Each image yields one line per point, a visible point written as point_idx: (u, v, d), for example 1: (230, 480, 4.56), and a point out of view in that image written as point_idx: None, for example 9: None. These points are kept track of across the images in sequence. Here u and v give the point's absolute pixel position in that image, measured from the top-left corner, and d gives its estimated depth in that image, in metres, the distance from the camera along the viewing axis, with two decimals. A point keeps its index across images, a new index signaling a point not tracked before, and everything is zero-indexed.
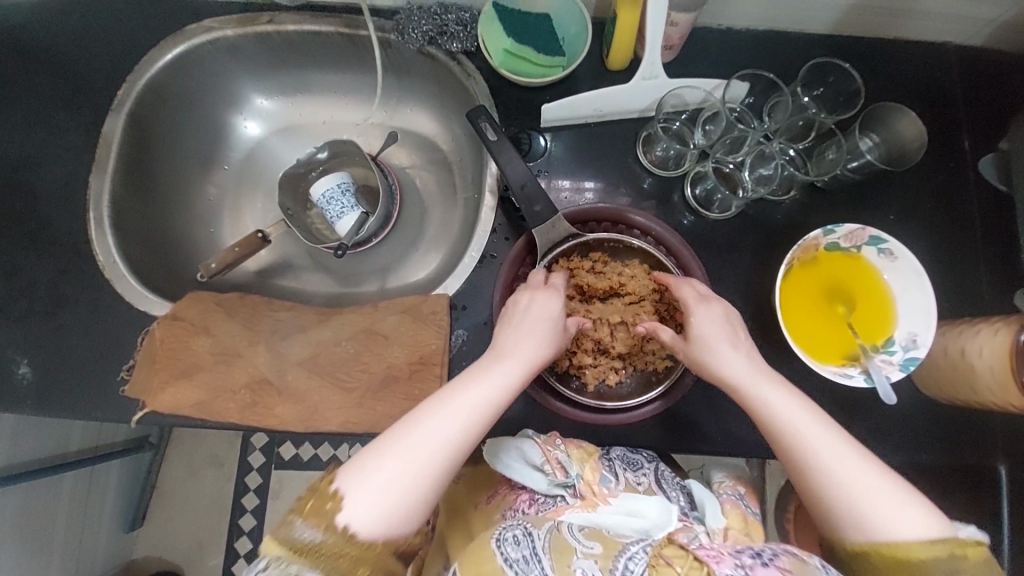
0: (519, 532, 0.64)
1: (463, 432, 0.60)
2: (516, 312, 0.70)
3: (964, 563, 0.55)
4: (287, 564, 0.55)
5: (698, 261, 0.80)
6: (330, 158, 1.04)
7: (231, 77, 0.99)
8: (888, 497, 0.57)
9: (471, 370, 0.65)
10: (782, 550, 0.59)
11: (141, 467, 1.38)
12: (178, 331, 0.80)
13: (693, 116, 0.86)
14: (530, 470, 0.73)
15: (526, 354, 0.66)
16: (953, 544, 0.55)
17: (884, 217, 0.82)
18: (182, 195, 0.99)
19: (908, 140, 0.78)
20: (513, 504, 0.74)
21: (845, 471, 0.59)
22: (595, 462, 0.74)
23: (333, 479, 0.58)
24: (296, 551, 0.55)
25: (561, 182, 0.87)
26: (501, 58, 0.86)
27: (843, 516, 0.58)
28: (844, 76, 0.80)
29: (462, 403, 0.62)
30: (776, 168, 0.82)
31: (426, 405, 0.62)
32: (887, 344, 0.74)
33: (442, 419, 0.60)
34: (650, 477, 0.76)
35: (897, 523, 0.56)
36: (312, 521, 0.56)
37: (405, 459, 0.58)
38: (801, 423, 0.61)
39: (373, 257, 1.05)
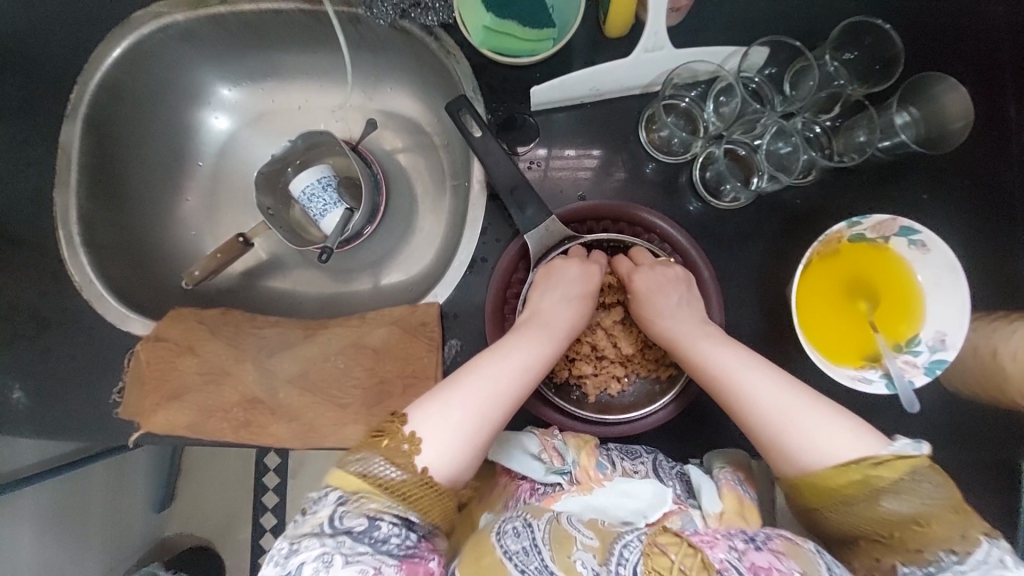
0: (519, 524, 0.61)
1: (522, 379, 0.63)
2: (559, 273, 0.71)
3: (883, 480, 0.54)
4: (366, 500, 0.54)
5: (707, 262, 0.74)
6: (308, 150, 0.96)
7: (192, 66, 0.91)
8: (813, 419, 0.58)
9: (520, 331, 0.67)
10: (776, 535, 0.60)
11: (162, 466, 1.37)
12: (163, 352, 0.78)
13: (705, 90, 0.77)
14: (526, 458, 0.70)
15: (574, 314, 0.70)
16: (865, 463, 0.55)
17: (918, 198, 0.73)
18: (157, 199, 0.93)
19: (952, 117, 0.68)
20: (515, 495, 0.70)
21: (779, 400, 0.60)
22: (591, 447, 0.71)
23: (406, 421, 0.59)
24: (376, 486, 0.55)
25: (557, 172, 0.79)
26: (483, 37, 0.75)
27: (770, 445, 0.59)
28: (882, 38, 0.70)
29: (519, 357, 0.64)
30: (796, 147, 0.73)
31: (483, 356, 0.64)
32: (911, 344, 0.69)
33: (500, 371, 0.63)
34: (648, 465, 0.73)
35: (830, 445, 0.56)
36: (392, 461, 0.56)
37: (468, 404, 0.60)
38: (731, 361, 0.63)
39: (363, 254, 0.99)
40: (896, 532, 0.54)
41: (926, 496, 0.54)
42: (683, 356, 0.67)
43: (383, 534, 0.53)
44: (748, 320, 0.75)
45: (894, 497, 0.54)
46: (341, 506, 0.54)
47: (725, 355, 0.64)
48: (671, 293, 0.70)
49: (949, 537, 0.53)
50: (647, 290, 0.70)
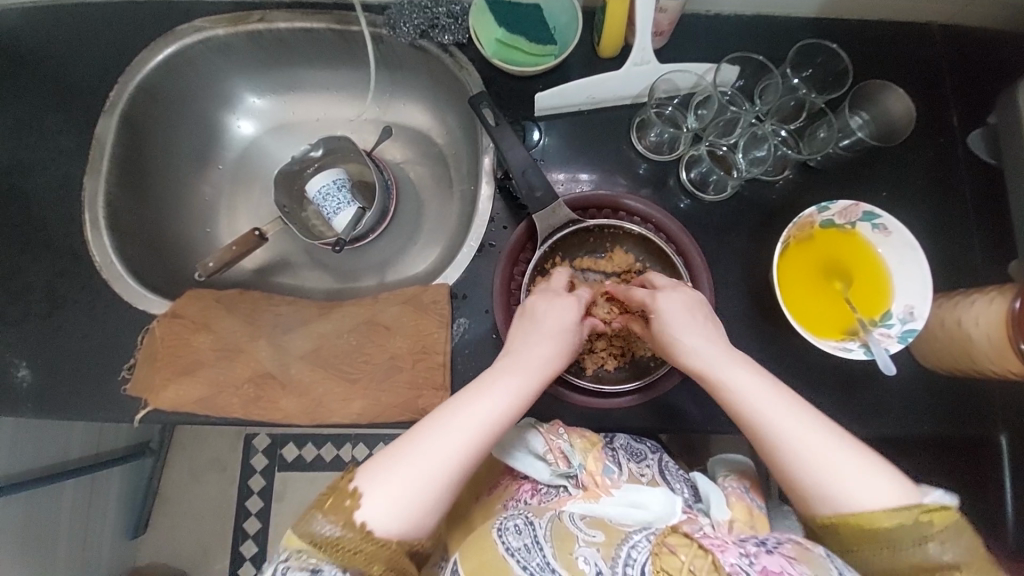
0: (521, 521, 0.65)
1: (471, 435, 0.62)
2: (538, 317, 0.72)
3: (931, 528, 0.56)
4: (308, 556, 0.56)
5: (697, 247, 0.81)
6: (325, 155, 1.04)
7: (224, 75, 0.99)
8: (846, 461, 0.60)
9: (490, 373, 0.68)
10: (786, 540, 0.60)
11: (142, 474, 1.36)
12: (179, 328, 0.80)
13: (686, 100, 0.87)
14: (532, 459, 0.73)
15: (537, 363, 0.68)
16: (918, 509, 0.57)
17: (875, 195, 0.84)
18: (177, 194, 0.99)
19: (896, 116, 0.79)
20: (516, 494, 0.74)
21: (811, 442, 0.61)
22: (598, 452, 0.74)
23: (353, 478, 0.60)
24: (316, 544, 0.57)
25: (555, 175, 0.87)
26: (494, 48, 0.87)
27: (812, 487, 0.60)
28: (832, 56, 0.82)
29: (473, 413, 0.63)
30: (770, 149, 0.83)
31: (439, 408, 0.64)
32: (884, 318, 0.75)
33: (464, 424, 0.62)
34: (654, 468, 0.77)
35: (865, 492, 0.58)
36: (331, 518, 0.58)
37: (419, 457, 0.60)
38: (757, 397, 0.64)
39: (372, 252, 1.04)
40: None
41: (963, 549, 0.56)
42: (715, 385, 0.67)
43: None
44: (736, 301, 0.82)
45: (939, 545, 0.56)
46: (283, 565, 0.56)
47: (754, 389, 0.64)
48: (691, 320, 0.70)
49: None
50: (674, 316, 0.70)
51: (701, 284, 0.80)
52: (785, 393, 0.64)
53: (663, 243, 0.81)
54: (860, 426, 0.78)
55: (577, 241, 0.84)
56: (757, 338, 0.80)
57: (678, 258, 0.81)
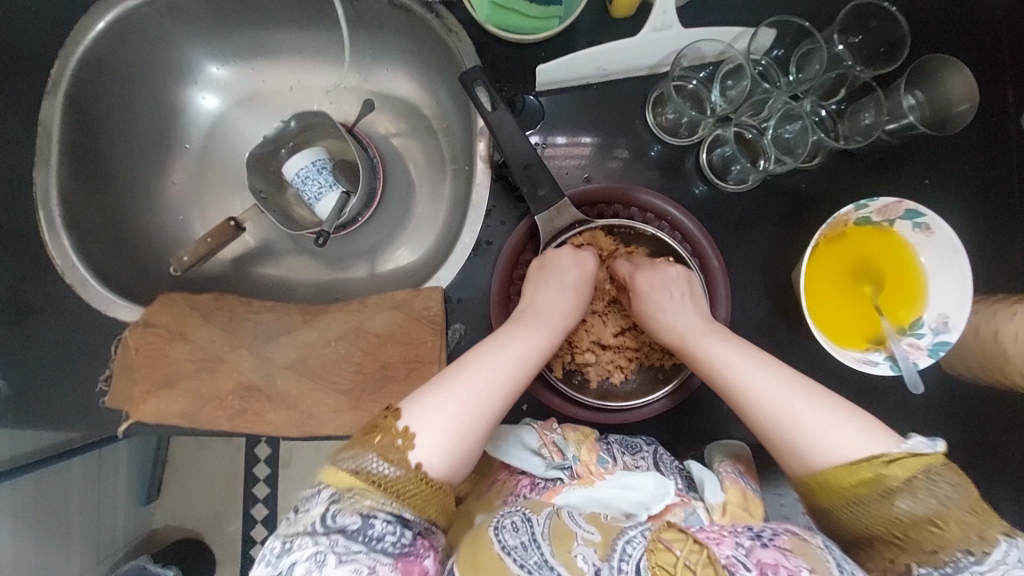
0: (518, 519, 0.60)
1: (516, 370, 0.62)
2: (554, 266, 0.70)
3: (895, 479, 0.52)
4: (359, 497, 0.52)
5: (716, 249, 0.73)
6: (301, 131, 0.93)
7: (178, 41, 0.87)
8: (824, 419, 0.56)
9: (513, 323, 0.66)
10: (783, 530, 0.57)
11: (147, 463, 1.35)
12: (154, 338, 0.75)
13: (712, 72, 0.75)
14: (526, 453, 0.70)
15: (568, 307, 0.69)
16: (878, 459, 0.52)
17: (917, 182, 0.74)
18: (144, 182, 0.90)
19: (955, 100, 0.69)
20: (514, 490, 0.70)
21: (784, 400, 0.58)
22: (592, 443, 0.71)
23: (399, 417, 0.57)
24: (370, 483, 0.53)
25: (555, 139, 0.78)
26: (488, 13, 0.74)
27: (783, 442, 0.57)
28: (888, 22, 0.70)
29: (515, 349, 0.63)
30: (803, 130, 0.73)
31: (479, 348, 0.63)
32: (914, 326, 0.69)
33: (502, 361, 0.62)
34: (649, 460, 0.72)
35: (836, 443, 0.55)
36: (385, 458, 0.54)
37: (468, 393, 0.59)
38: (734, 360, 0.62)
39: (360, 238, 0.96)
40: (909, 533, 0.51)
41: (940, 497, 0.50)
42: (691, 356, 0.66)
43: (378, 532, 0.51)
44: (753, 303, 0.75)
45: (910, 497, 0.51)
46: (332, 505, 0.52)
47: (730, 355, 0.62)
48: (675, 291, 0.69)
49: (965, 537, 0.50)
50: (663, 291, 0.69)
51: (716, 286, 0.73)
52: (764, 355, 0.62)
53: (677, 245, 0.73)
54: None
55: (589, 240, 0.75)
56: (773, 343, 0.75)
57: (693, 260, 0.73)
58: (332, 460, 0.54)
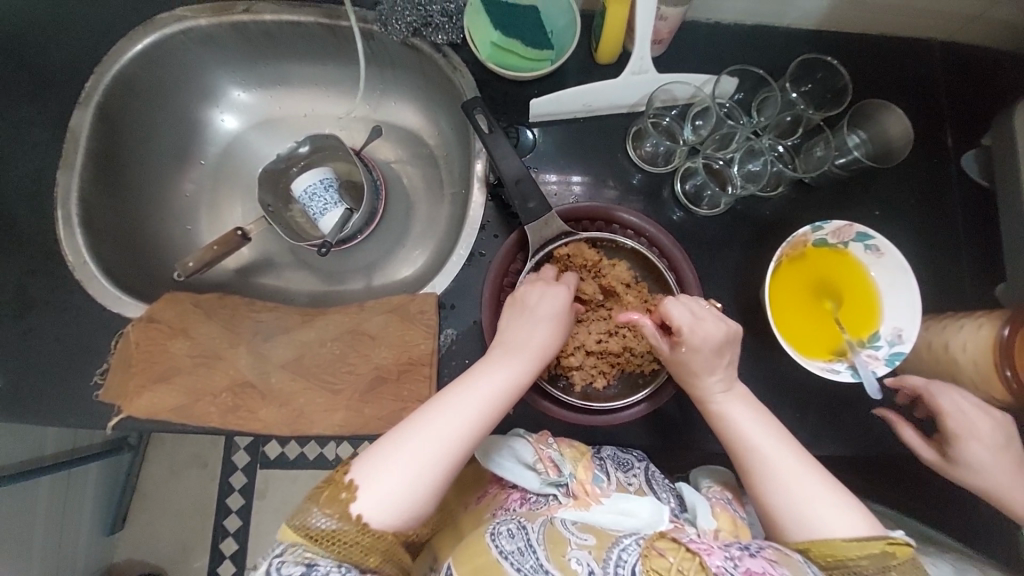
0: (514, 526, 0.63)
1: (470, 421, 0.61)
2: (526, 302, 0.71)
3: (893, 560, 0.55)
4: (303, 550, 0.54)
5: (690, 266, 0.80)
6: (312, 153, 1.00)
7: (206, 67, 0.95)
8: (824, 499, 0.59)
9: (475, 367, 0.66)
10: (768, 545, 0.59)
11: (120, 473, 1.32)
12: (155, 334, 0.78)
13: (684, 111, 0.85)
14: (521, 468, 0.72)
15: (531, 350, 0.68)
16: (884, 540, 0.56)
17: (868, 213, 0.83)
18: (158, 191, 0.96)
19: (893, 137, 0.78)
20: (505, 504, 0.72)
21: (793, 475, 0.61)
22: (587, 461, 0.73)
23: (348, 470, 0.58)
24: (312, 537, 0.55)
25: (548, 179, 0.86)
26: (489, 52, 0.84)
27: (787, 514, 0.60)
28: (831, 72, 0.81)
29: (470, 398, 0.62)
30: (764, 164, 0.83)
31: (436, 397, 0.63)
32: (872, 339, 0.75)
33: (464, 408, 0.61)
34: (641, 477, 0.74)
35: (834, 523, 0.58)
36: (326, 511, 0.56)
37: (418, 446, 0.59)
38: (753, 430, 0.65)
39: (359, 254, 1.01)
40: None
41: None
42: (708, 411, 0.68)
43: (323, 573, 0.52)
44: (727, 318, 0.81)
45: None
46: (279, 559, 0.54)
47: (747, 419, 0.66)
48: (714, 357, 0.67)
49: None
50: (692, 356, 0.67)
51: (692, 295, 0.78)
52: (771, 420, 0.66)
53: (655, 258, 0.79)
54: (845, 444, 0.78)
55: (573, 252, 0.79)
56: (747, 355, 0.80)
57: (670, 274, 0.79)
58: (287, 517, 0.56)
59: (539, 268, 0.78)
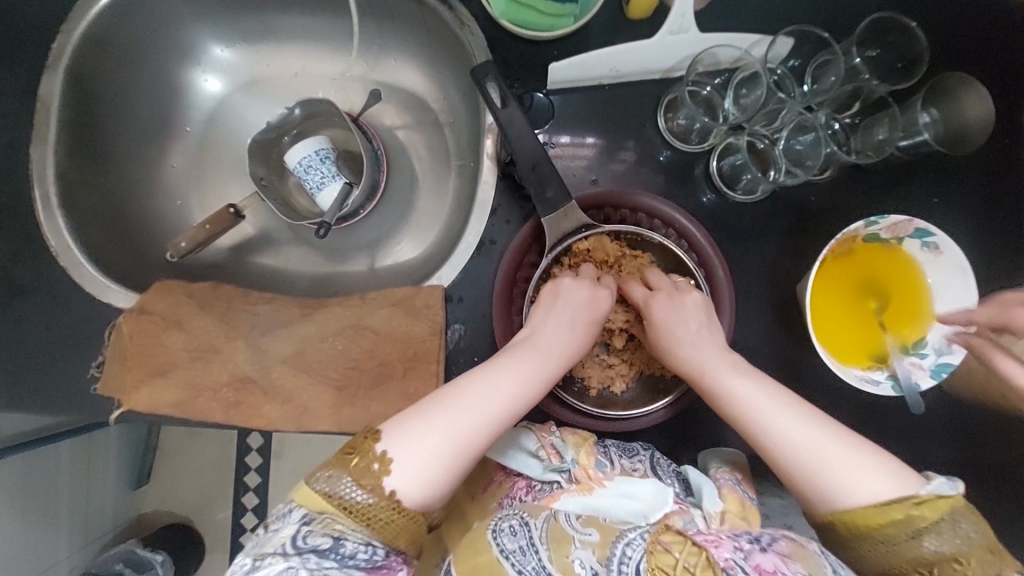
0: (516, 522, 0.60)
1: (511, 402, 0.59)
2: (565, 295, 0.67)
3: (925, 522, 0.51)
4: (331, 521, 0.51)
5: (723, 264, 0.72)
6: (304, 119, 0.91)
7: (181, 20, 0.85)
8: (848, 460, 0.54)
9: (511, 349, 0.64)
10: (781, 535, 0.57)
11: (137, 453, 1.32)
12: (148, 326, 0.74)
13: (727, 78, 0.74)
14: (523, 456, 0.68)
15: (567, 342, 0.65)
16: (909, 502, 0.51)
17: (924, 203, 0.73)
18: (142, 164, 0.88)
19: (971, 121, 0.68)
20: (510, 493, 0.68)
21: (804, 438, 0.56)
22: (590, 446, 0.69)
23: (378, 439, 0.55)
24: (343, 508, 0.52)
25: (558, 139, 0.76)
26: (503, 8, 0.71)
27: (809, 482, 0.55)
28: (906, 37, 0.69)
29: (509, 377, 0.60)
30: (816, 142, 0.72)
31: (470, 375, 0.60)
32: (918, 346, 0.68)
33: (490, 396, 0.58)
34: (646, 464, 0.71)
35: (861, 486, 0.53)
36: (359, 483, 0.53)
37: (454, 422, 0.56)
38: (753, 397, 0.59)
39: (360, 231, 0.95)
40: (933, 571, 0.51)
41: (962, 537, 0.50)
42: (706, 388, 0.63)
43: (350, 551, 0.50)
44: (757, 315, 0.75)
45: (936, 538, 0.50)
46: (306, 527, 0.51)
47: (751, 389, 0.60)
48: (695, 325, 0.66)
49: None
50: (676, 322, 0.66)
51: (721, 295, 0.72)
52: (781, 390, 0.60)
53: (683, 254, 0.72)
54: None
55: (593, 246, 0.72)
56: (776, 355, 0.74)
57: (700, 271, 0.72)
58: (305, 478, 0.54)
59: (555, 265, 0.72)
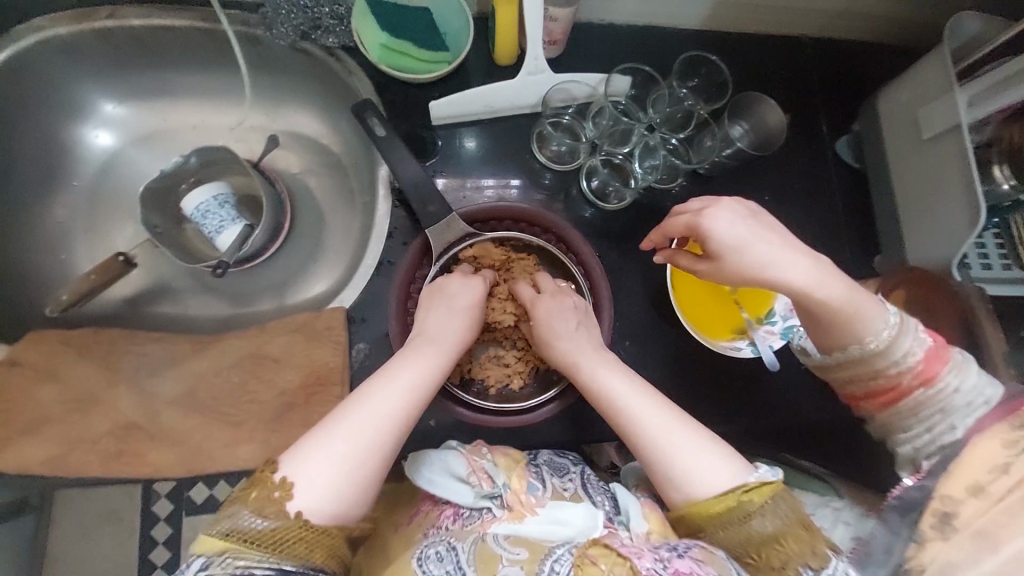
0: (443, 548, 0.61)
1: (405, 406, 0.61)
2: (445, 290, 0.73)
3: (753, 505, 0.57)
4: (235, 558, 0.50)
5: (597, 259, 0.81)
6: (203, 166, 0.92)
7: (72, 80, 0.86)
8: (704, 452, 0.61)
9: (402, 354, 0.66)
10: (695, 543, 0.58)
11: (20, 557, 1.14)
12: (17, 379, 0.69)
13: (582, 110, 0.87)
14: (453, 483, 0.66)
15: (455, 338, 0.69)
16: (739, 490, 0.58)
17: (761, 198, 0.89)
18: (22, 219, 0.86)
19: (772, 125, 0.84)
20: (437, 521, 0.66)
21: (668, 432, 0.63)
22: (522, 469, 0.68)
23: (276, 469, 0.55)
24: (245, 542, 0.51)
25: (463, 182, 0.84)
26: (380, 54, 0.82)
27: (674, 477, 0.61)
28: (714, 68, 0.86)
29: (398, 383, 0.62)
30: (661, 159, 0.85)
31: (363, 387, 0.62)
32: (768, 316, 0.79)
33: (384, 404, 0.60)
34: (576, 482, 0.71)
35: (712, 478, 0.60)
36: (260, 512, 0.52)
37: (351, 435, 0.57)
38: (626, 396, 0.67)
39: (266, 272, 0.95)
40: (759, 554, 0.56)
41: (782, 517, 0.56)
42: (585, 385, 0.70)
43: None
44: (641, 308, 0.83)
45: (762, 519, 0.56)
46: (204, 572, 0.49)
47: (618, 384, 0.68)
48: (571, 323, 0.73)
49: (802, 553, 0.55)
50: (558, 328, 0.73)
51: (599, 285, 0.80)
52: (650, 388, 0.67)
53: (559, 253, 0.81)
54: (758, 419, 0.82)
55: (479, 253, 0.79)
56: (662, 342, 0.82)
57: (577, 268, 0.81)
58: (205, 527, 0.52)
59: (445, 271, 0.78)
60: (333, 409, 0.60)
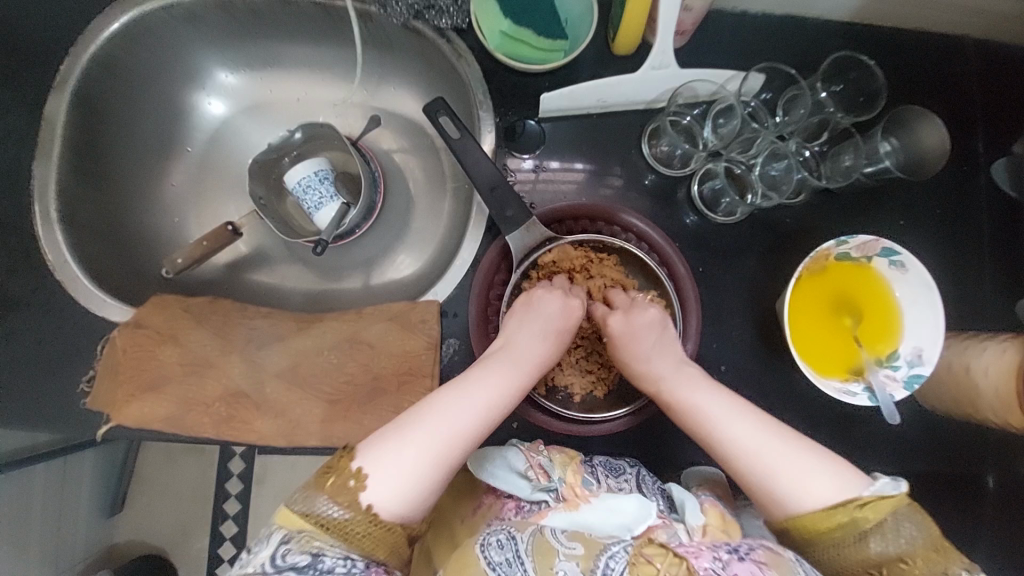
0: (504, 536, 0.59)
1: (480, 418, 0.61)
2: (536, 307, 0.70)
3: (867, 522, 0.55)
4: (310, 538, 0.53)
5: (685, 262, 0.76)
6: (306, 141, 0.94)
7: (190, 48, 0.88)
8: (798, 466, 0.58)
9: (478, 366, 0.66)
10: (758, 544, 0.57)
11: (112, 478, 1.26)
12: (142, 339, 0.75)
13: (705, 110, 0.79)
14: (510, 475, 0.67)
15: (531, 359, 0.67)
16: (853, 504, 0.55)
17: (893, 223, 0.80)
18: (142, 182, 0.91)
19: (930, 149, 0.75)
20: (500, 514, 0.66)
21: (755, 446, 0.60)
22: (576, 464, 0.67)
23: (353, 457, 0.57)
24: (321, 526, 0.53)
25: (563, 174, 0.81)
26: (499, 43, 0.78)
27: (764, 492, 0.59)
28: (866, 73, 0.76)
29: (474, 397, 0.62)
30: (788, 169, 0.77)
31: (440, 393, 0.62)
32: (891, 358, 0.72)
33: (463, 412, 0.61)
34: (632, 483, 0.69)
35: (809, 492, 0.57)
36: (336, 500, 0.54)
37: (426, 441, 0.58)
38: (711, 411, 0.63)
39: (357, 250, 0.96)
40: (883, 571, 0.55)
41: (906, 537, 0.55)
42: (669, 400, 0.67)
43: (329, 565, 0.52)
44: (742, 331, 0.78)
45: (881, 538, 0.55)
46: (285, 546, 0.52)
47: (705, 400, 0.64)
48: (653, 340, 0.69)
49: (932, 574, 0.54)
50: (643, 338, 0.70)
51: (683, 279, 0.75)
52: (736, 402, 0.64)
53: (645, 256, 0.76)
54: (855, 461, 0.77)
55: (558, 257, 0.76)
56: (759, 369, 0.78)
57: (662, 270, 0.76)
58: (286, 501, 0.55)
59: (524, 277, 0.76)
60: (410, 410, 0.60)
